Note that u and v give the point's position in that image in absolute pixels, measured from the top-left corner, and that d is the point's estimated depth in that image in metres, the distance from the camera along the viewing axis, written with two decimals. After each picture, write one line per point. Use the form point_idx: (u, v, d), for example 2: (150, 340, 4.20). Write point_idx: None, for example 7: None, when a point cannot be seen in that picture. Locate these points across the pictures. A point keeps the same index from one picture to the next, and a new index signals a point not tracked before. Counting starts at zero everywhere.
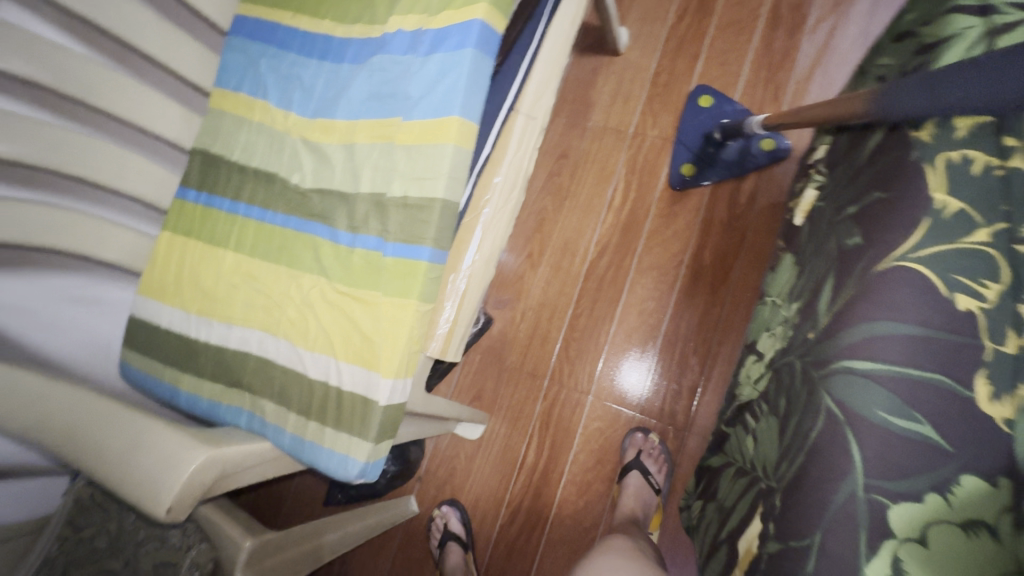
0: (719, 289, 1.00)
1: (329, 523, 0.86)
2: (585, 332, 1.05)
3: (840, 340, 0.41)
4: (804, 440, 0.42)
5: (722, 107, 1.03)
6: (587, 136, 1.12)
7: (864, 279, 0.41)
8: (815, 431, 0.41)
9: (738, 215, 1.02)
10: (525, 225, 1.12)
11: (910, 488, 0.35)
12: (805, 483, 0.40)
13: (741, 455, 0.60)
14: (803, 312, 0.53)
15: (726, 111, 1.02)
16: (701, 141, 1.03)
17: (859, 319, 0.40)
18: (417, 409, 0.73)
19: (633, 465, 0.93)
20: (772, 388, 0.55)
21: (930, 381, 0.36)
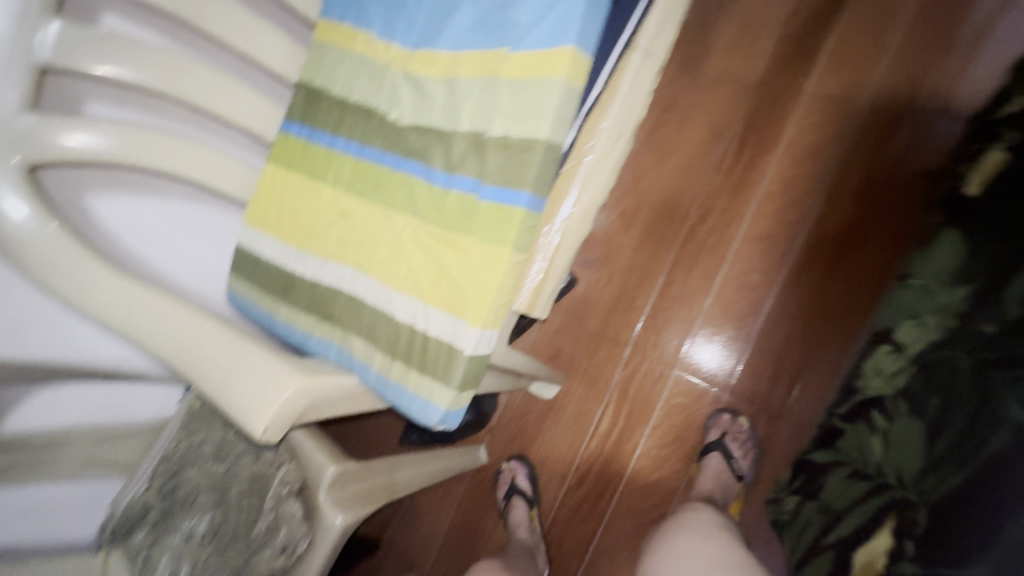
0: (841, 267, 0.88)
1: (404, 461, 0.89)
2: (676, 301, 0.97)
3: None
4: (970, 454, 0.35)
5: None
6: (701, 85, 1.00)
7: None
8: (991, 446, 0.34)
9: (875, 184, 0.87)
10: (621, 181, 1.04)
11: None
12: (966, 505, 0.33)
13: (861, 456, 0.52)
14: (976, 300, 0.43)
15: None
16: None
17: None
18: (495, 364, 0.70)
19: (715, 446, 0.87)
20: (916, 386, 0.47)
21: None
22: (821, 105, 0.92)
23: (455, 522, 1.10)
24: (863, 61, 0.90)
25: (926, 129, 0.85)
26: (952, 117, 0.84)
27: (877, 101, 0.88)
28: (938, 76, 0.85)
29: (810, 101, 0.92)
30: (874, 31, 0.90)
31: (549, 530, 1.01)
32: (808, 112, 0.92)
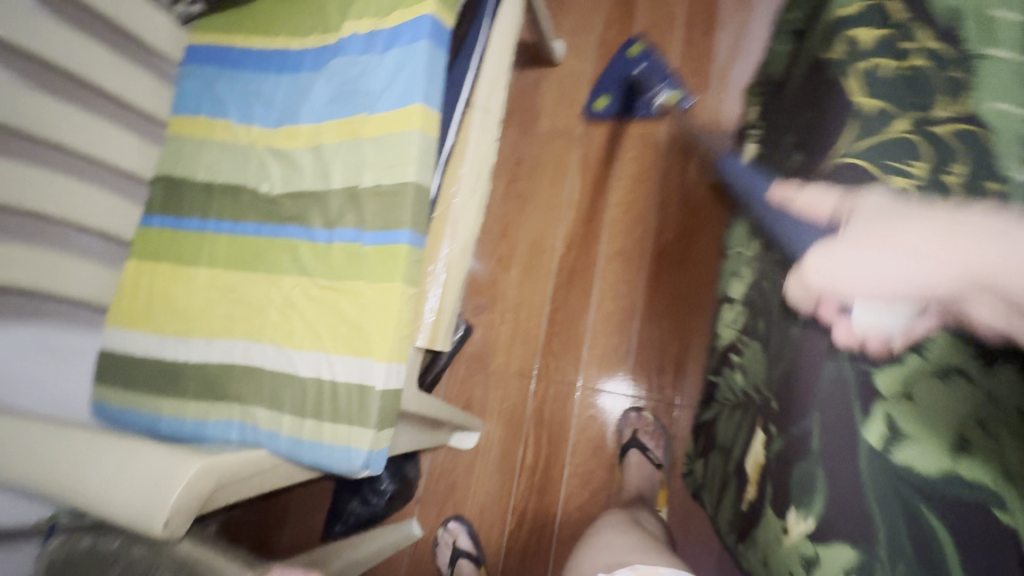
0: (684, 264, 1.05)
1: (330, 551, 0.81)
2: (564, 324, 1.07)
3: (797, 245, 0.45)
4: (788, 343, 0.45)
5: (640, 71, 1.10)
6: (539, 141, 1.18)
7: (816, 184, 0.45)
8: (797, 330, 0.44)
9: (689, 194, 1.08)
10: (492, 231, 1.15)
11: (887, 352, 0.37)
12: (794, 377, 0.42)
13: (731, 391, 0.62)
14: (765, 242, 0.57)
15: (644, 62, 1.10)
16: (626, 83, 1.13)
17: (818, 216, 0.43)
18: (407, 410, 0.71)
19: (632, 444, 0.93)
20: (749, 319, 0.58)
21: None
22: (633, 143, 1.13)
23: None
24: None
25: (710, 148, 1.09)
26: (725, 136, 1.09)
27: (672, 133, 1.12)
28: (707, 110, 1.11)
29: (625, 141, 1.14)
30: None
31: None
32: (625, 149, 1.13)
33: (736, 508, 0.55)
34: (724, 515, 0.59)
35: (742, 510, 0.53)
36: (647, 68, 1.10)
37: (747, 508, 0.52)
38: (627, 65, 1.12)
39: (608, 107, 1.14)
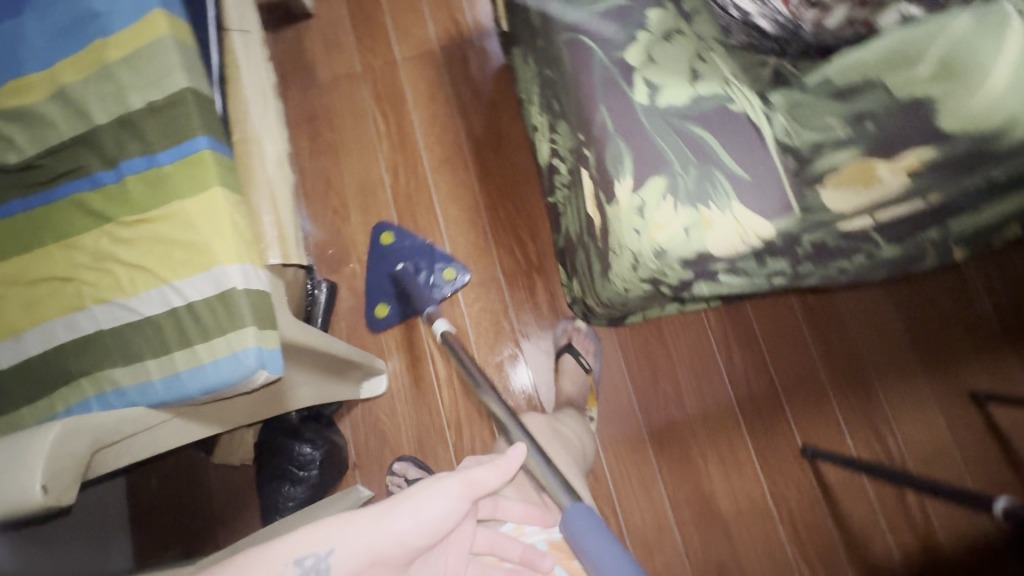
0: (500, 148, 1.13)
1: (277, 530, 0.75)
2: (422, 243, 1.09)
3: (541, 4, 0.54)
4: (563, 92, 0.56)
5: (405, 260, 1.07)
6: (326, 92, 1.17)
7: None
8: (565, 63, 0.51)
9: (480, 90, 1.16)
10: (316, 189, 1.12)
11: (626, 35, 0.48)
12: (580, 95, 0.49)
13: (563, 186, 0.72)
14: (533, 44, 0.66)
15: (406, 247, 1.08)
16: (392, 283, 1.06)
17: None
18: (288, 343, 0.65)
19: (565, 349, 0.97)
20: (549, 115, 0.67)
21: None
22: (414, 63, 1.18)
23: None
24: (417, 26, 1.19)
25: (481, 45, 1.18)
26: (488, 31, 1.18)
27: (443, 44, 1.18)
28: (464, 15, 1.20)
29: (406, 64, 1.18)
30: (410, 6, 1.21)
31: None
32: (409, 71, 1.18)
33: (602, 265, 0.64)
34: (600, 283, 0.68)
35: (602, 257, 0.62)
36: (419, 267, 1.06)
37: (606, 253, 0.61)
38: (421, 254, 1.07)
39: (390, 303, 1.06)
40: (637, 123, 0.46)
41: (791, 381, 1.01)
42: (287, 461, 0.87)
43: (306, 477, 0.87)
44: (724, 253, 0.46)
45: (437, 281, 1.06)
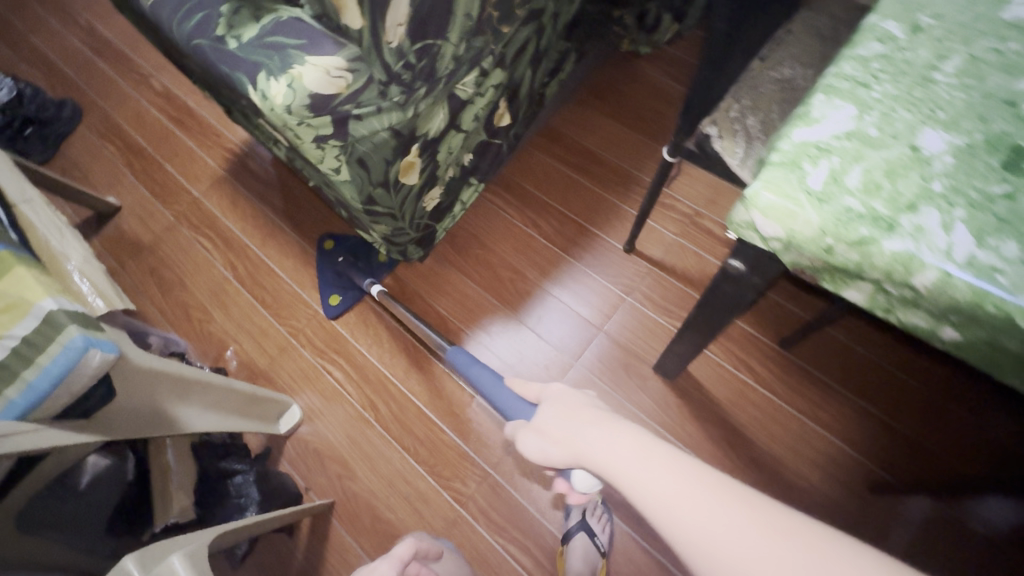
0: (301, 203, 1.37)
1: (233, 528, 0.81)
2: (275, 297, 1.27)
3: (170, 29, 0.78)
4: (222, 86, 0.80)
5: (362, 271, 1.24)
6: (153, 246, 1.39)
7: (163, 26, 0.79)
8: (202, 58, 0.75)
9: (266, 178, 1.43)
10: (176, 313, 1.29)
11: (208, 27, 0.74)
12: (214, 67, 0.73)
13: (287, 151, 0.91)
14: (213, 86, 0.92)
15: (345, 248, 1.29)
16: (336, 277, 1.26)
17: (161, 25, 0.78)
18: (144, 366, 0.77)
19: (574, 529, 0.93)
20: (247, 119, 0.91)
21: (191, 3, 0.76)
22: (210, 190, 1.44)
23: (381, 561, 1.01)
24: (200, 168, 1.48)
25: (254, 152, 1.47)
26: (252, 142, 1.49)
27: (224, 167, 1.47)
28: (231, 143, 1.50)
29: (205, 195, 1.44)
30: (190, 160, 1.50)
31: (407, 448, 1.08)
32: (209, 197, 1.43)
33: (335, 177, 0.83)
34: (347, 191, 0.87)
35: (329, 170, 0.81)
36: (356, 256, 1.27)
37: (325, 165, 0.79)
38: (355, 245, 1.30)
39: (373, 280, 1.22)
40: (238, 59, 0.71)
41: (583, 207, 1.22)
42: (226, 495, 0.96)
43: (248, 499, 0.96)
44: (331, 91, 0.69)
45: (377, 266, 1.25)
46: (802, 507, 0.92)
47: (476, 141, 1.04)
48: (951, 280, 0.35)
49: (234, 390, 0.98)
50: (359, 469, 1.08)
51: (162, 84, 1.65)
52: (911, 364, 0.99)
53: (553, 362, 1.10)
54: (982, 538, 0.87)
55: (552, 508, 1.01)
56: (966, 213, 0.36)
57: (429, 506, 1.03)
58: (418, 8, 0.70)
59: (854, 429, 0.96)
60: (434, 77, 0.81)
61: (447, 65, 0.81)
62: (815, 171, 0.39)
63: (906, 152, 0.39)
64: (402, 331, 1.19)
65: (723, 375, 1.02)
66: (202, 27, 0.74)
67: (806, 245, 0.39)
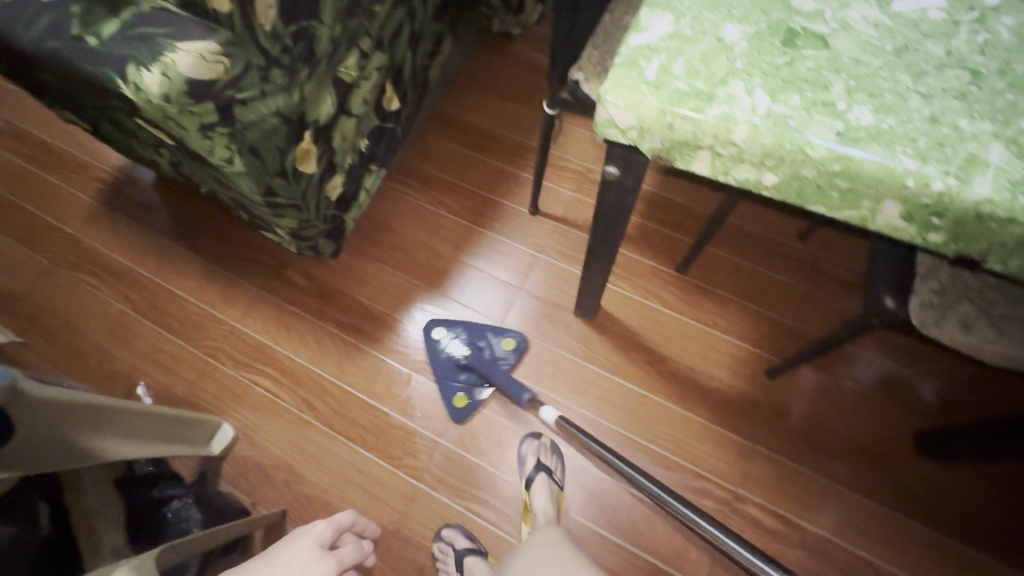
0: (195, 221, 1.31)
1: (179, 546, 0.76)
2: (183, 320, 1.21)
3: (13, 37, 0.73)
4: (87, 91, 0.77)
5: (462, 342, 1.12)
6: (28, 295, 1.26)
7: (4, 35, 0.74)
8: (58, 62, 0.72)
9: (149, 202, 1.35)
10: (70, 359, 1.18)
11: (61, 28, 0.70)
12: (76, 69, 0.70)
13: (171, 154, 0.88)
14: (73, 98, 0.86)
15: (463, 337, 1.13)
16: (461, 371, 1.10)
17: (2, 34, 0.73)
18: (45, 394, 0.72)
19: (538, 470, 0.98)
20: (120, 127, 0.87)
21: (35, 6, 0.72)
22: (86, 225, 1.33)
23: None
24: (70, 203, 1.36)
25: (131, 177, 1.38)
26: (127, 168, 1.39)
27: (99, 199, 1.36)
28: (102, 173, 1.40)
29: (81, 231, 1.33)
30: (56, 197, 1.37)
31: (353, 439, 1.08)
32: (86, 232, 1.32)
33: (228, 168, 0.82)
34: (244, 184, 0.86)
35: (220, 162, 0.80)
36: (482, 346, 1.12)
37: (215, 157, 0.79)
38: (483, 331, 1.13)
39: (444, 336, 1.13)
40: (102, 55, 0.68)
41: (485, 180, 1.29)
42: (166, 524, 0.91)
43: (190, 522, 0.91)
44: (209, 76, 0.69)
45: (504, 355, 1.11)
46: (715, 403, 1.06)
47: (369, 126, 1.07)
48: (757, 129, 0.44)
49: (155, 414, 0.92)
50: (307, 470, 1.06)
51: (6, 121, 1.49)
52: (782, 266, 1.15)
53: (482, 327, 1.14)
54: (857, 392, 1.05)
55: (503, 460, 1.05)
56: (762, 80, 0.46)
57: (386, 488, 1.04)
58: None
59: (746, 328, 1.10)
60: (314, 59, 0.82)
61: (325, 46, 0.83)
62: (649, 66, 0.47)
63: (713, 43, 0.48)
64: (328, 327, 1.18)
65: (633, 306, 1.13)
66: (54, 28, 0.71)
67: (653, 127, 0.48)
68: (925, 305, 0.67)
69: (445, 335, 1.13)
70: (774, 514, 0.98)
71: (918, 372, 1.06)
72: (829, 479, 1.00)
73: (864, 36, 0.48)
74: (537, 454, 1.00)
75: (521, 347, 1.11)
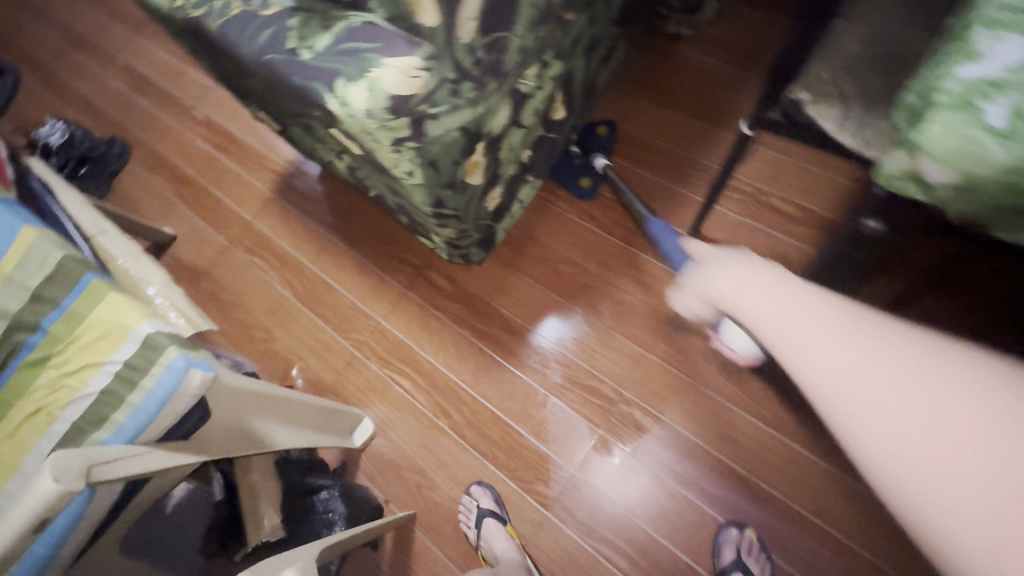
0: (352, 215, 1.38)
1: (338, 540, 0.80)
2: (335, 311, 1.27)
3: (238, 44, 0.78)
4: (292, 101, 0.81)
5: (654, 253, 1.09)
6: (210, 272, 1.40)
7: (230, 48, 0.80)
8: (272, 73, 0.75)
9: (314, 195, 1.44)
10: (240, 334, 1.30)
11: (280, 44, 0.74)
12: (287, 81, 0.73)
13: (353, 161, 0.91)
14: (276, 104, 0.92)
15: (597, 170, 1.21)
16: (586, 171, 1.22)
17: (231, 46, 0.79)
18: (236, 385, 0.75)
19: (733, 570, 0.88)
20: (312, 132, 0.92)
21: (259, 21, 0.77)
22: (260, 212, 1.46)
23: (469, 570, 1.00)
24: (248, 191, 1.50)
25: (299, 170, 1.49)
26: (297, 161, 1.50)
27: (272, 188, 1.48)
28: (276, 165, 1.52)
29: (256, 216, 1.45)
30: (239, 184, 1.52)
31: (484, 453, 1.06)
32: (260, 218, 1.45)
33: (407, 180, 0.82)
34: (418, 195, 0.86)
35: (401, 174, 0.80)
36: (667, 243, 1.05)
37: (398, 169, 0.79)
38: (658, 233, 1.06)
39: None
40: (314, 68, 0.70)
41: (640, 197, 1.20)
42: (313, 512, 0.94)
43: (336, 513, 0.93)
44: (408, 91, 0.68)
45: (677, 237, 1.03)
46: None
47: (534, 137, 1.03)
48: None
49: (313, 406, 0.97)
50: (437, 476, 1.07)
51: (203, 113, 1.68)
52: None
53: (627, 350, 1.07)
54: None
55: (642, 505, 0.97)
56: None
57: (514, 510, 1.01)
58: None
59: None
60: (501, 72, 0.80)
61: (513, 57, 0.80)
62: (993, 109, 0.36)
63: None
64: (468, 335, 1.17)
65: None
66: (274, 42, 0.74)
67: (988, 188, 0.36)
68: None
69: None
70: None
71: None
72: None
73: None
74: (737, 550, 0.90)
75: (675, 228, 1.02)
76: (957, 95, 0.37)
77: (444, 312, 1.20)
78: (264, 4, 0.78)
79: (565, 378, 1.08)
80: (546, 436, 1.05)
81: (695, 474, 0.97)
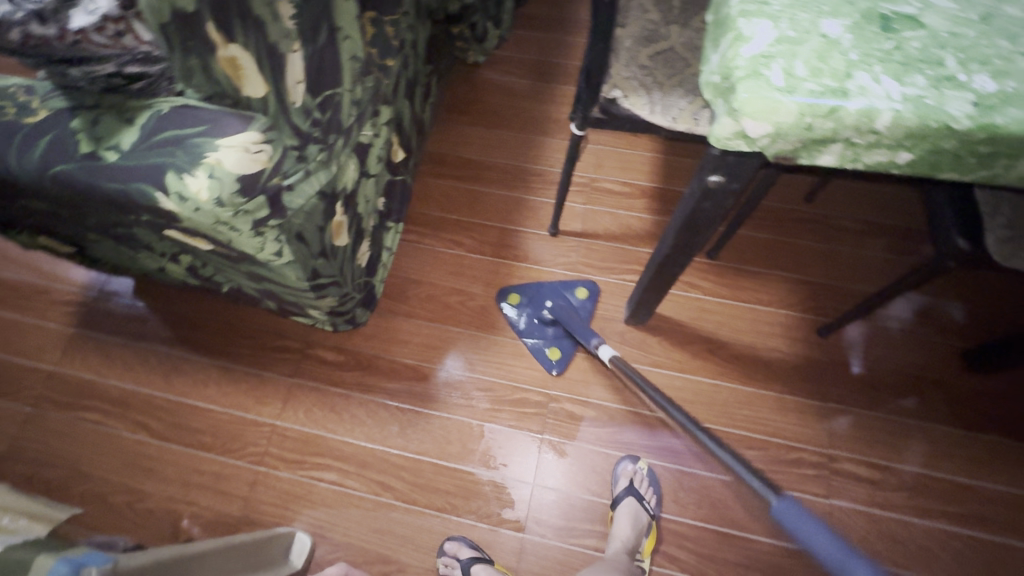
0: (196, 322, 1.19)
1: None
2: (215, 433, 1.09)
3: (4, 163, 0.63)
4: (102, 212, 0.68)
5: (533, 314, 1.15)
6: (18, 451, 1.09)
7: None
8: (67, 187, 0.63)
9: (136, 314, 1.21)
10: (94, 508, 1.03)
11: (69, 152, 0.62)
12: (94, 190, 0.62)
13: (198, 259, 0.80)
14: (73, 222, 0.77)
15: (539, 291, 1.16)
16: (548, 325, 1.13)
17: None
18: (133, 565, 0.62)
19: (625, 494, 0.96)
20: (134, 241, 0.79)
21: (27, 132, 0.63)
22: (68, 355, 1.18)
23: None
24: (40, 337, 1.20)
25: (106, 292, 1.24)
26: (99, 283, 1.25)
27: (74, 323, 1.21)
28: (70, 296, 1.24)
29: (64, 363, 1.17)
30: (22, 332, 1.21)
31: (442, 508, 1.01)
32: (70, 362, 1.17)
33: (273, 262, 0.75)
34: (289, 273, 0.79)
35: (265, 257, 0.73)
36: (560, 299, 1.14)
37: (261, 253, 0.72)
38: (555, 289, 1.17)
39: (517, 313, 1.15)
40: (129, 169, 0.61)
41: (496, 212, 1.27)
42: None
43: None
44: (256, 168, 0.62)
45: (579, 305, 1.15)
46: (784, 374, 1.09)
47: (384, 183, 1.02)
48: (901, 115, 0.45)
49: (236, 545, 0.82)
50: (403, 554, 0.99)
51: None
52: (799, 230, 1.22)
53: (540, 355, 1.12)
54: (900, 330, 1.13)
55: (603, 485, 1.03)
56: (883, 68, 0.48)
57: (493, 549, 0.98)
58: (311, 60, 0.66)
59: (787, 296, 1.15)
60: (342, 128, 0.78)
61: (349, 112, 0.79)
62: (773, 73, 0.48)
63: (820, 40, 0.49)
64: (381, 397, 1.10)
65: (679, 301, 1.15)
66: (60, 152, 0.62)
67: (790, 131, 0.48)
68: (1000, 239, 0.77)
69: (515, 314, 1.15)
70: (868, 463, 1.02)
71: (946, 298, 1.15)
72: (900, 415, 1.05)
73: (949, 10, 0.51)
74: (630, 477, 0.99)
75: (595, 293, 1.16)
76: (749, 67, 0.49)
77: (346, 386, 1.12)
78: (26, 109, 0.65)
79: (493, 400, 1.09)
80: (495, 463, 1.04)
81: (634, 438, 1.06)
